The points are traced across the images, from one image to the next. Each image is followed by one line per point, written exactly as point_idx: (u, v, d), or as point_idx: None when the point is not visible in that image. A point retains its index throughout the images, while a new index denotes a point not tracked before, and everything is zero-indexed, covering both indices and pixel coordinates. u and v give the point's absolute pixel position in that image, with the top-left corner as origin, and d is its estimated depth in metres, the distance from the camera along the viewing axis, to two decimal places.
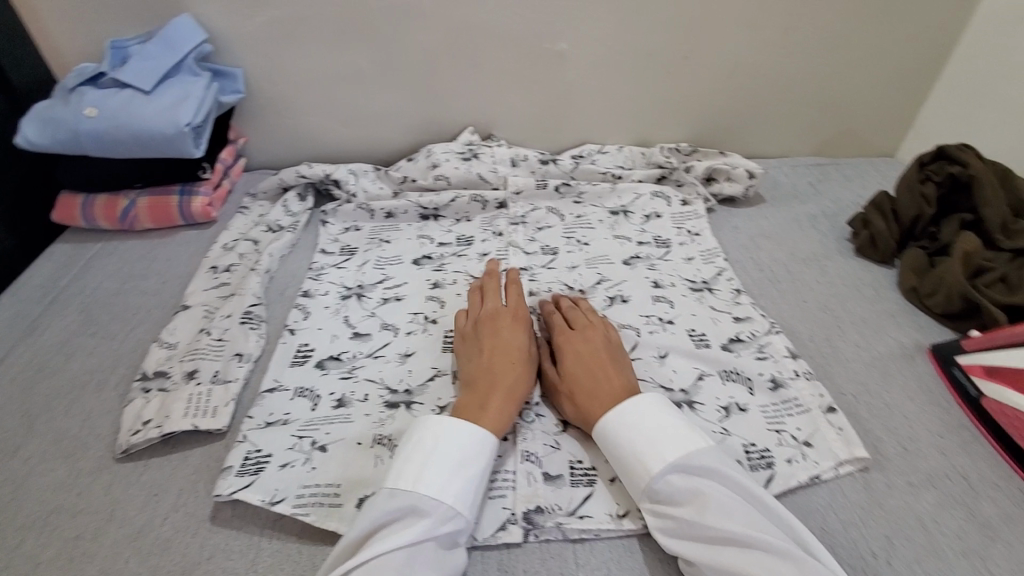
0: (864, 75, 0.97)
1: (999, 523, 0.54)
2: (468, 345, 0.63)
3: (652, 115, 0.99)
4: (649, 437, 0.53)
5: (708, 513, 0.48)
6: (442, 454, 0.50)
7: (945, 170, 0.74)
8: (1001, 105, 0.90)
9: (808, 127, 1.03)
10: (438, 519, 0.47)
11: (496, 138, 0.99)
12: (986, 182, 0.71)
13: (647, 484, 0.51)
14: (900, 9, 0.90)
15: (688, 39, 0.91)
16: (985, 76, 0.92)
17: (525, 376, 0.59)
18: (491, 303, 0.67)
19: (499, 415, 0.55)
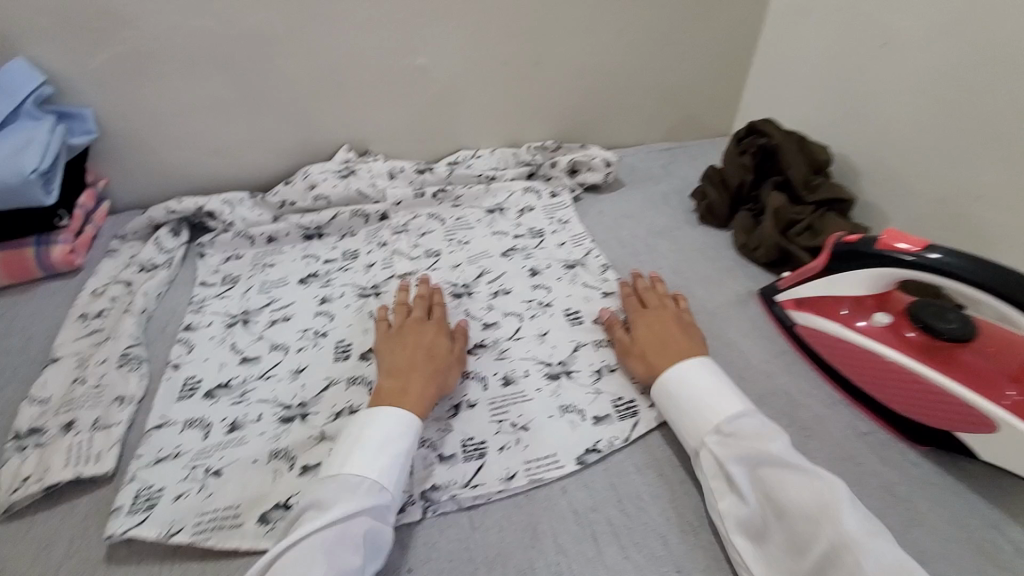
0: (692, 65, 1.11)
1: (814, 423, 0.61)
2: (391, 338, 0.64)
3: (518, 118, 1.09)
4: (723, 384, 0.56)
5: (777, 444, 0.50)
6: (369, 437, 0.52)
7: (755, 143, 0.90)
8: (797, 79, 1.03)
9: (656, 116, 1.17)
10: (362, 496, 0.48)
11: (372, 154, 1.05)
12: (786, 148, 0.87)
13: (718, 420, 0.53)
14: (708, 8, 1.04)
15: (533, 45, 1.01)
16: (785, 52, 1.06)
17: (447, 372, 0.61)
18: (419, 307, 0.68)
19: (421, 395, 0.57)
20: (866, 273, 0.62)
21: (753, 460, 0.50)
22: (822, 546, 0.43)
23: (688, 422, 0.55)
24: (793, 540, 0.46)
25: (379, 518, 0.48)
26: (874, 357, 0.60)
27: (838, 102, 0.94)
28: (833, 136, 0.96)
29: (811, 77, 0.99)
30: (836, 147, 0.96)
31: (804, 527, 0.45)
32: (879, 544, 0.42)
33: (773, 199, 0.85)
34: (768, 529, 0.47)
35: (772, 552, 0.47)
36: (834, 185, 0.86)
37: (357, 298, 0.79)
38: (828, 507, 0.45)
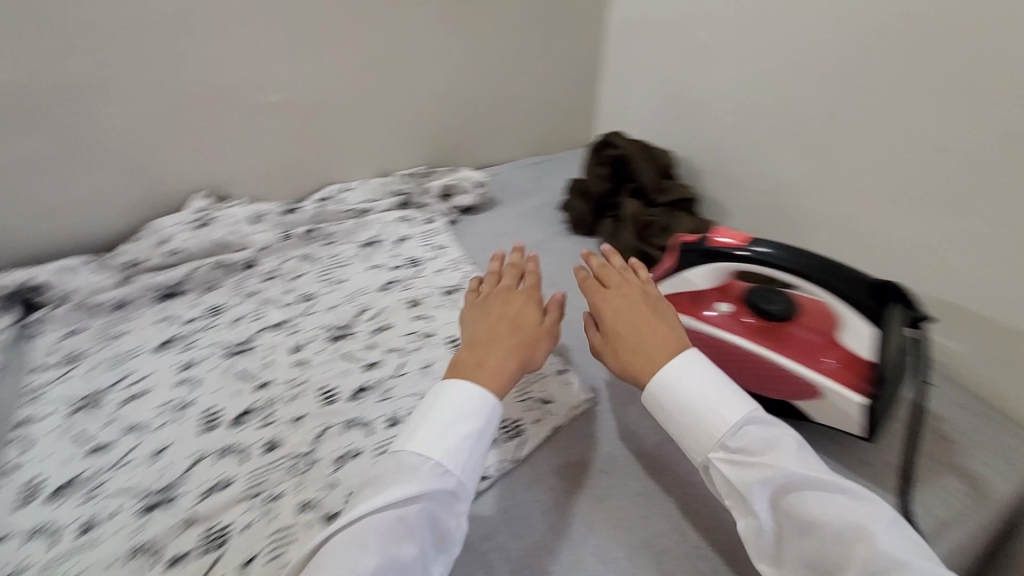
0: (545, 83, 1.17)
1: None
2: (475, 310, 0.63)
3: (384, 147, 1.08)
4: (719, 389, 0.54)
5: (791, 459, 0.49)
6: (439, 415, 0.52)
7: (607, 155, 0.98)
8: (639, 90, 1.12)
9: (520, 133, 1.21)
10: (424, 480, 0.48)
11: (232, 198, 0.99)
12: (634, 156, 0.95)
13: (721, 434, 0.52)
14: (550, 30, 1.11)
15: (388, 75, 1.01)
16: (624, 66, 1.15)
17: (534, 346, 0.59)
18: (508, 277, 0.67)
19: (498, 370, 0.55)
20: (708, 268, 0.67)
21: (766, 482, 0.49)
22: (853, 567, 0.45)
23: (690, 437, 0.54)
24: (819, 559, 0.47)
25: (444, 500, 0.49)
26: (737, 350, 0.64)
27: (675, 110, 1.03)
28: (676, 140, 1.05)
29: (651, 89, 1.08)
30: (681, 150, 1.05)
31: (837, 549, 0.46)
32: (916, 561, 0.43)
33: (630, 206, 0.93)
34: (791, 546, 0.48)
35: (801, 573, 0.48)
36: (680, 185, 0.95)
37: (225, 358, 0.74)
38: (854, 527, 0.45)
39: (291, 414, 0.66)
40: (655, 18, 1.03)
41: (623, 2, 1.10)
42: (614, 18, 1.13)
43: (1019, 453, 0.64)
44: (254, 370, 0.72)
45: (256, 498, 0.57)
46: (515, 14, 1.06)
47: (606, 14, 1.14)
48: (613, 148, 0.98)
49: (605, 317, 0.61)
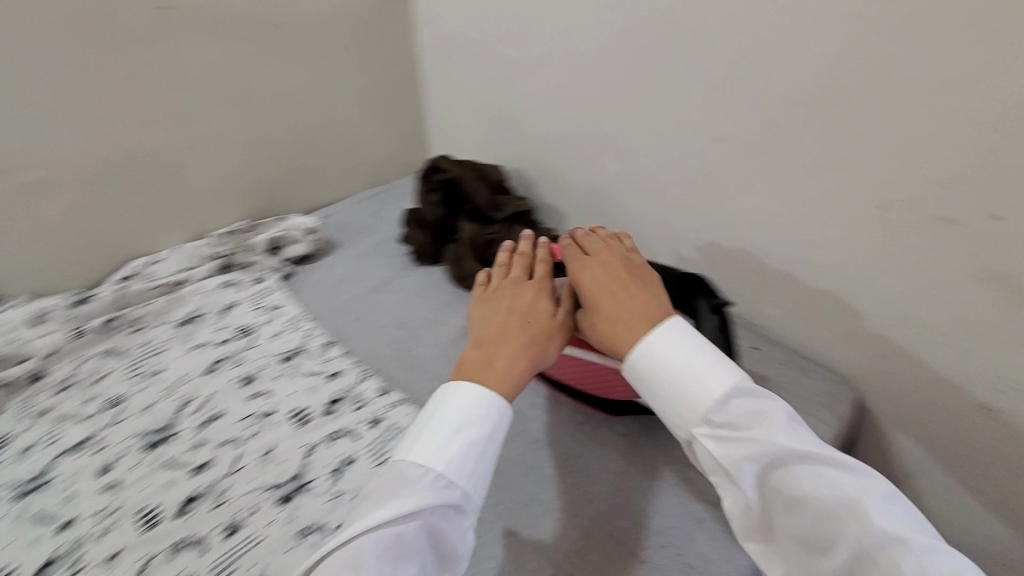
0: (365, 112, 1.12)
1: (542, 432, 0.70)
2: (489, 305, 0.60)
3: (192, 207, 0.97)
4: (701, 361, 0.50)
5: (779, 433, 0.45)
6: (445, 418, 0.50)
7: (437, 180, 0.96)
8: (462, 108, 1.11)
9: (351, 166, 1.15)
10: (426, 494, 0.46)
11: (5, 300, 0.83)
12: (463, 177, 0.94)
13: (704, 408, 0.48)
14: (357, 59, 1.06)
15: (177, 130, 0.91)
16: (443, 85, 1.13)
17: (544, 345, 0.57)
18: (517, 269, 0.64)
19: (506, 372, 0.53)
20: None
21: (754, 459, 0.45)
22: (844, 544, 0.41)
23: (670, 412, 0.50)
24: (811, 538, 0.44)
25: (445, 514, 0.47)
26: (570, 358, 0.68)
27: (500, 124, 1.04)
28: (506, 153, 1.06)
29: (473, 105, 1.07)
30: (512, 162, 1.06)
31: (827, 527, 0.43)
32: (917, 538, 0.40)
33: (467, 228, 0.91)
34: (782, 523, 0.46)
35: (796, 548, 0.45)
36: (514, 199, 0.95)
37: (13, 504, 0.61)
38: (847, 503, 0.42)
39: (104, 552, 0.56)
40: (459, 37, 1.02)
41: (426, 22, 1.07)
42: (422, 37, 1.11)
43: (833, 396, 0.73)
44: (54, 509, 0.61)
45: None
46: (313, 47, 1.00)
47: (413, 35, 1.11)
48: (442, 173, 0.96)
49: (585, 292, 0.58)
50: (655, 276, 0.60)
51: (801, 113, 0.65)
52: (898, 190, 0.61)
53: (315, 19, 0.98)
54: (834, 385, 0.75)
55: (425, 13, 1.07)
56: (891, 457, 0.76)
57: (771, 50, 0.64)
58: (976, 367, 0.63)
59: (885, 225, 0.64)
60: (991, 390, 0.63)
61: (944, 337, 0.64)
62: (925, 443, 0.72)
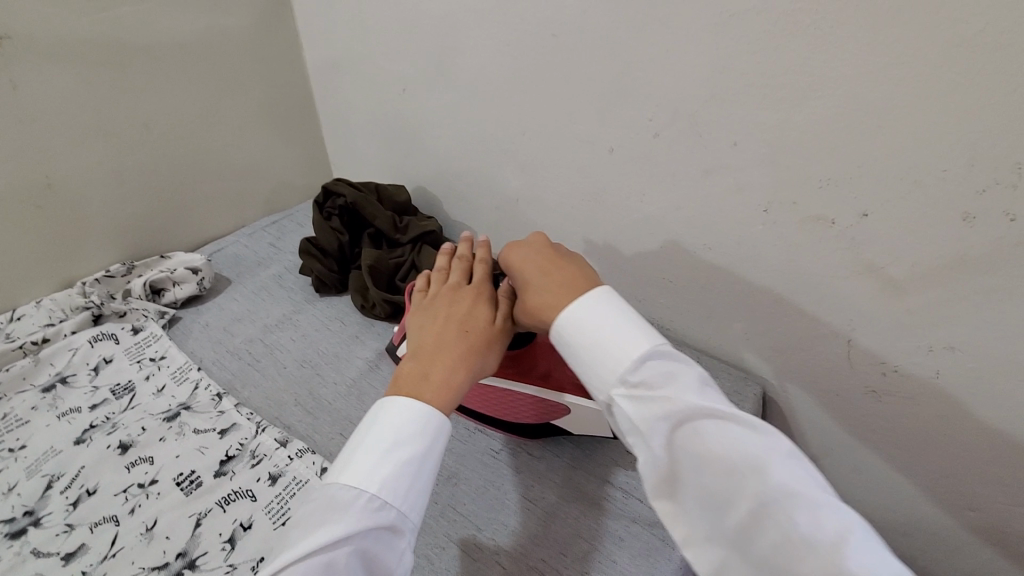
0: (254, 135, 1.04)
1: (457, 465, 0.67)
2: (427, 313, 0.58)
3: (55, 253, 0.86)
4: (622, 328, 0.47)
5: (690, 389, 0.42)
6: (380, 436, 0.45)
7: (336, 205, 0.91)
8: (359, 126, 1.06)
9: (243, 193, 1.07)
10: (358, 516, 0.41)
11: None
12: (361, 200, 0.89)
13: (620, 367, 0.46)
14: (238, 80, 0.99)
15: (26, 171, 0.80)
16: (337, 103, 1.07)
17: (484, 351, 0.54)
18: (455, 274, 0.62)
19: (446, 381, 0.50)
20: None
21: (661, 414, 0.42)
22: (742, 502, 0.37)
23: (592, 375, 0.47)
24: (711, 500, 0.39)
25: (377, 541, 0.41)
26: (488, 389, 0.65)
27: (399, 142, 1.00)
28: (409, 170, 1.02)
29: (370, 123, 1.03)
30: (416, 179, 1.02)
31: (727, 485, 0.38)
32: (815, 496, 0.36)
33: (371, 253, 0.87)
34: (685, 487, 0.41)
35: (697, 516, 0.40)
36: (420, 220, 0.92)
37: None
38: (749, 458, 0.38)
39: None
40: (347, 52, 0.97)
41: (313, 39, 1.01)
42: (310, 54, 1.04)
43: (739, 393, 0.75)
44: None
45: None
46: (185, 69, 0.92)
47: (300, 51, 1.05)
48: (340, 197, 0.91)
49: (518, 280, 0.56)
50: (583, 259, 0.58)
51: (686, 122, 0.66)
52: (779, 192, 0.64)
53: (183, 38, 0.90)
54: (741, 380, 0.77)
55: (309, 28, 1.01)
56: (798, 442, 0.80)
57: (653, 63, 0.65)
58: (863, 354, 0.67)
59: (771, 226, 0.66)
60: (879, 374, 0.66)
61: (833, 328, 0.67)
62: (826, 426, 0.75)
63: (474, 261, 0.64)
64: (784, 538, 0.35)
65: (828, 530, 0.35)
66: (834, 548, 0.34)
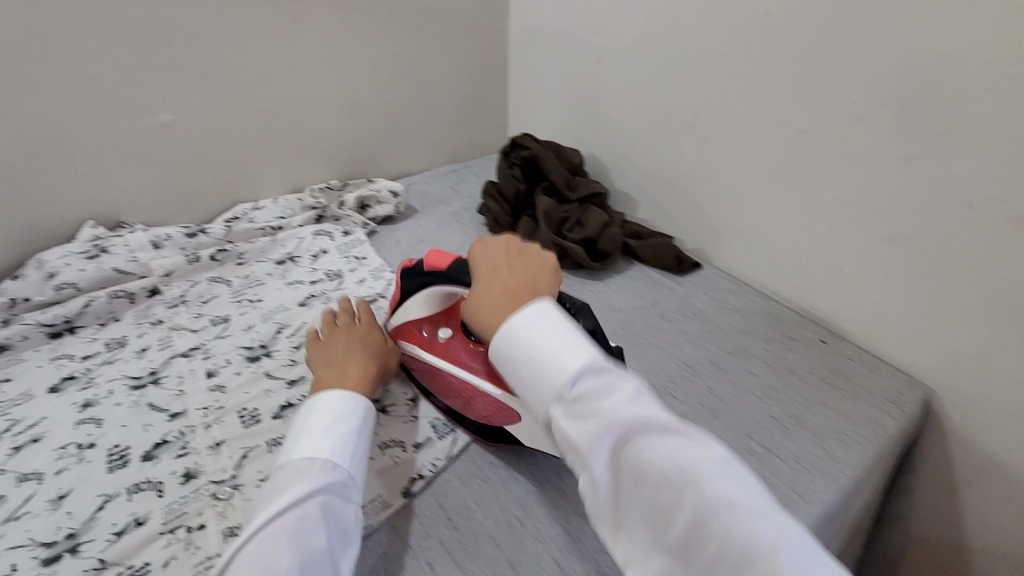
0: (455, 91, 1.19)
1: None
2: (322, 346, 0.67)
3: (296, 162, 1.05)
4: (550, 338, 0.47)
5: (622, 403, 0.43)
6: (315, 425, 0.53)
7: (520, 156, 1.00)
8: (547, 96, 1.16)
9: (435, 142, 1.22)
10: (318, 475, 0.49)
11: (128, 224, 0.91)
12: (544, 155, 0.97)
13: (555, 382, 0.46)
14: (455, 42, 1.13)
15: (292, 90, 0.98)
16: (530, 74, 1.18)
17: (383, 361, 0.66)
18: (342, 315, 0.71)
19: (358, 380, 0.61)
20: (433, 291, 0.65)
21: (602, 431, 0.42)
22: (680, 514, 0.40)
23: (529, 388, 0.48)
24: (654, 513, 0.41)
25: (335, 497, 0.49)
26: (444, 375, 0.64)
27: (583, 112, 1.08)
28: (585, 138, 1.10)
29: (557, 93, 1.13)
30: (589, 147, 1.10)
31: (667, 500, 0.40)
32: (745, 498, 0.39)
33: (543, 203, 0.94)
34: (628, 502, 0.42)
35: (642, 526, 0.42)
36: (590, 182, 0.97)
37: (131, 392, 0.68)
38: (687, 473, 0.40)
39: (210, 439, 0.62)
40: (553, 27, 1.07)
41: (522, 14, 1.14)
42: (516, 27, 1.17)
43: (901, 393, 0.73)
44: (165, 403, 0.67)
45: (176, 532, 0.53)
46: (420, 24, 1.06)
47: (507, 25, 1.18)
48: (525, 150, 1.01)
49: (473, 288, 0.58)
50: (557, 267, 0.60)
51: (902, 107, 0.66)
52: (993, 188, 0.61)
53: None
54: (903, 383, 0.74)
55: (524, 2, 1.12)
56: (955, 463, 0.75)
57: (875, 47, 0.66)
58: None
59: (974, 223, 0.64)
60: None
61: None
62: (993, 448, 0.70)
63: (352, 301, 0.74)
64: (721, 546, 0.38)
65: (763, 535, 0.38)
66: (767, 554, 0.37)
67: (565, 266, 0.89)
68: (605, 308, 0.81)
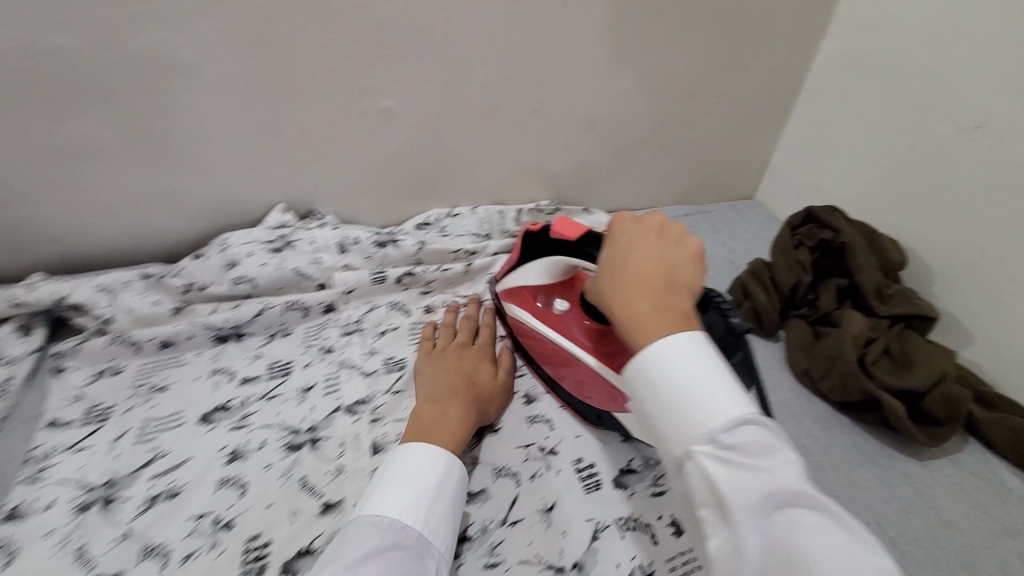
0: (718, 121, 0.93)
1: None
2: (431, 365, 0.61)
3: (511, 176, 0.88)
4: (716, 378, 0.37)
5: (791, 470, 0.34)
6: (396, 474, 0.47)
7: (816, 236, 0.75)
8: (852, 153, 0.88)
9: (673, 176, 0.98)
10: (384, 533, 0.43)
11: (318, 215, 0.80)
12: (856, 246, 0.72)
13: (712, 423, 0.36)
14: (741, 60, 0.87)
15: (534, 91, 0.79)
16: (831, 120, 0.91)
17: (487, 402, 0.59)
18: (464, 331, 0.67)
19: (460, 425, 0.54)
20: (554, 260, 0.62)
21: (759, 495, 0.33)
22: None
23: (671, 422, 0.37)
24: None
25: (406, 557, 0.42)
26: (565, 353, 0.61)
27: (914, 190, 0.79)
28: (905, 219, 0.81)
29: (873, 152, 0.85)
30: (909, 231, 0.81)
31: None
32: None
33: (847, 316, 0.69)
34: None
35: None
36: (913, 295, 0.70)
37: (284, 454, 0.54)
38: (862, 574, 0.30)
39: None
40: (903, 64, 0.79)
41: (853, 39, 0.85)
42: (833, 54, 0.89)
43: None
44: (318, 482, 0.52)
45: None
46: (706, 30, 0.81)
47: (820, 50, 0.90)
48: (825, 229, 0.76)
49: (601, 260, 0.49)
50: (704, 254, 0.48)
51: None
52: None
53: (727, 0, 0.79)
54: None
55: (864, 18, 0.83)
56: None
57: None
58: None
59: None
60: None
61: None
62: None
63: (472, 320, 0.69)
64: None
65: None
66: None
67: (867, 421, 0.64)
68: (930, 517, 0.57)
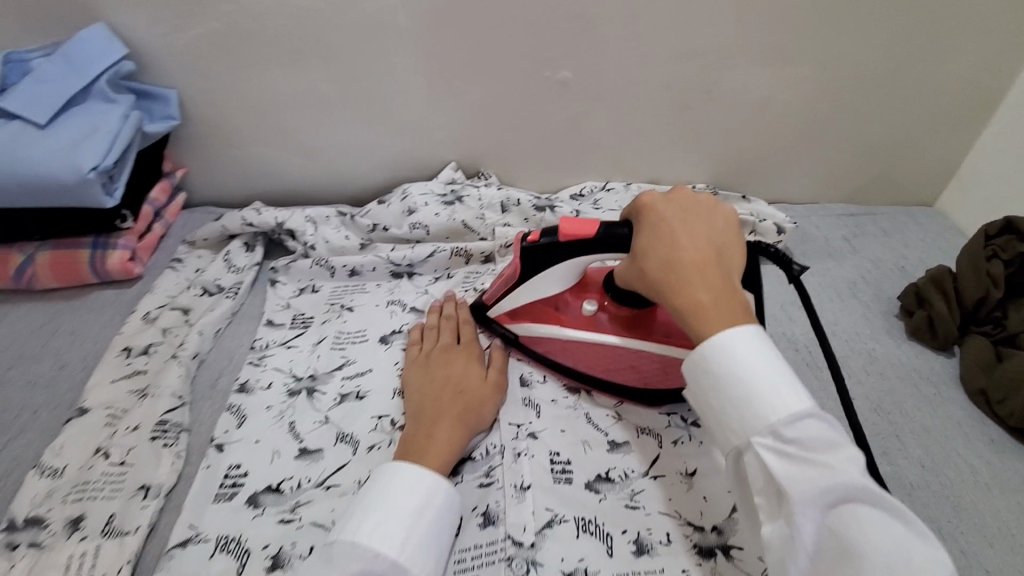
0: (904, 115, 0.86)
1: None
2: (419, 381, 0.57)
3: (669, 156, 0.88)
4: (777, 377, 0.40)
5: (850, 465, 0.37)
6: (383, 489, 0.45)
7: (1014, 248, 0.67)
8: None
9: (843, 172, 0.92)
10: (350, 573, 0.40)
11: (484, 175, 0.86)
12: None
13: (774, 416, 0.39)
14: (943, 49, 0.79)
15: (706, 72, 0.78)
16: None
17: (479, 408, 0.54)
18: (445, 333, 0.62)
19: (448, 442, 0.50)
20: (568, 264, 0.55)
21: (818, 488, 0.36)
22: None
23: (737, 416, 0.40)
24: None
25: None
26: (621, 351, 0.58)
27: None
28: None
29: None
30: None
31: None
32: None
33: None
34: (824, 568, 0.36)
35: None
36: None
37: None
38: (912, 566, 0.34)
39: (517, 477, 0.53)
40: None
41: None
42: None
43: None
44: None
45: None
46: (907, 14, 0.75)
47: None
48: None
49: (636, 246, 0.50)
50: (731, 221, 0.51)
51: None
52: None
53: None
54: None
55: None
56: None
57: None
58: None
59: None
60: None
61: None
62: None
63: (451, 321, 0.64)
64: None
65: None
66: None
67: None
68: None
